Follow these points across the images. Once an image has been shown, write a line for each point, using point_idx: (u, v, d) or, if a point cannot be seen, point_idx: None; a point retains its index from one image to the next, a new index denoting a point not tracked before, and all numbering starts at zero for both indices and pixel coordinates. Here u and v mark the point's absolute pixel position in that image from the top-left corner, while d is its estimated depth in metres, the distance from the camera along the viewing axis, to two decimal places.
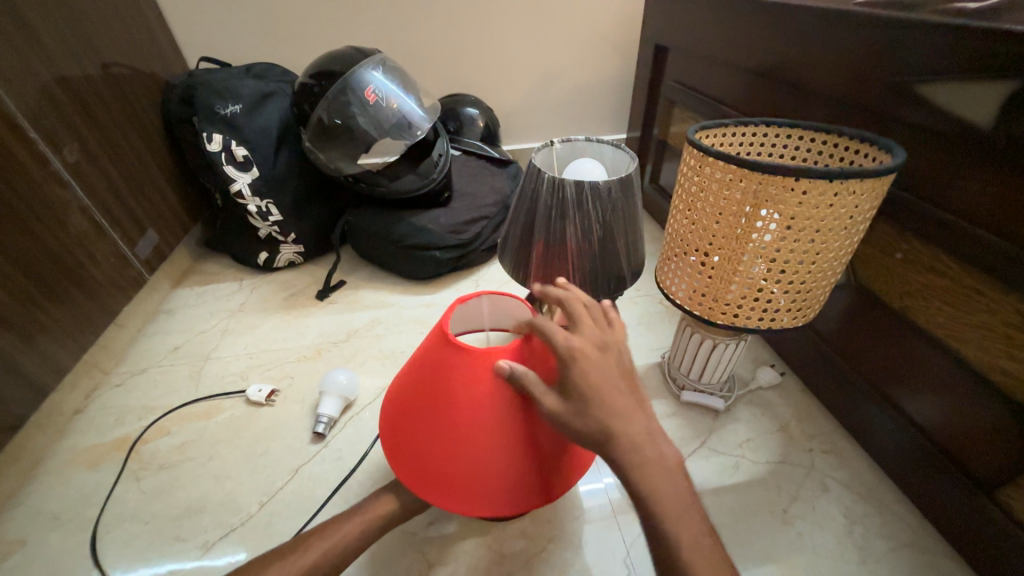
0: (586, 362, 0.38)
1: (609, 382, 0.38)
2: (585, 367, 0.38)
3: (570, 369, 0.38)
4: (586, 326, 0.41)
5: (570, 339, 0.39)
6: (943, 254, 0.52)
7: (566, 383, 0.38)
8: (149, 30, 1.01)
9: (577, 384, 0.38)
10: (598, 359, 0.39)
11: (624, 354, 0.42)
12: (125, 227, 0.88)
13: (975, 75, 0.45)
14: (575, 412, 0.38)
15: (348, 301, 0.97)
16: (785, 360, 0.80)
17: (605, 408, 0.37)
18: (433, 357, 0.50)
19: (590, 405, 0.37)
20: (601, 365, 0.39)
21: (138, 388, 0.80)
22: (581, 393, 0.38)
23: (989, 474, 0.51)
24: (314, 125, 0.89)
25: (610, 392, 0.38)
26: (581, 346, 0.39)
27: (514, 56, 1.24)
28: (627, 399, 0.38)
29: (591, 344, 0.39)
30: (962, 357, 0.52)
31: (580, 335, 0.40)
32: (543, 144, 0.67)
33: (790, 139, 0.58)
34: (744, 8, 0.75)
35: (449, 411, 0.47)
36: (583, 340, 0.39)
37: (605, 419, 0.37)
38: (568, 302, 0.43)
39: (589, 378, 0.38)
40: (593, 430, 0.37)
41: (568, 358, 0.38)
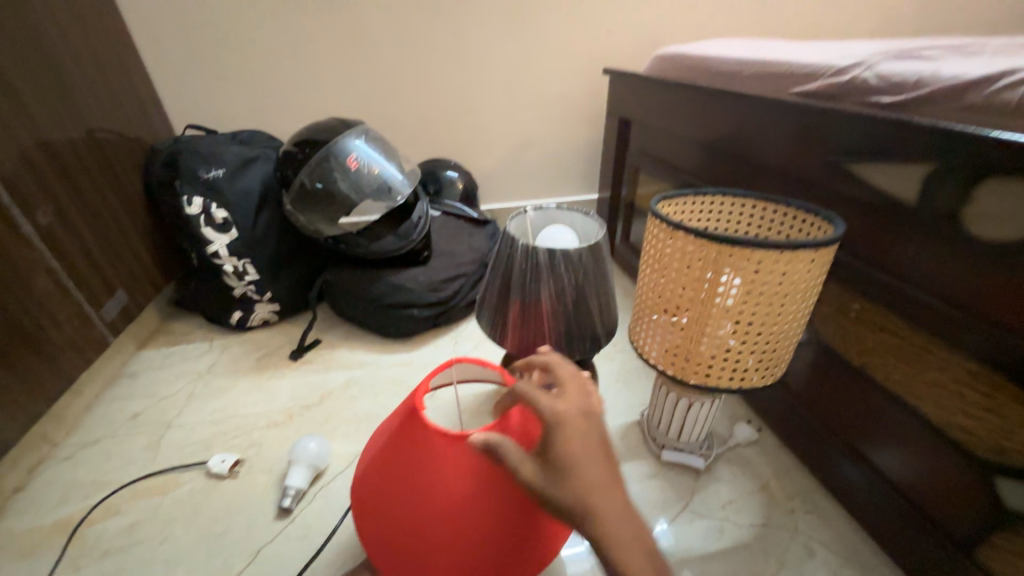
0: (570, 429, 0.38)
1: (593, 451, 0.38)
2: (569, 434, 0.38)
3: (555, 435, 0.37)
4: (571, 392, 0.40)
5: (556, 404, 0.38)
6: (890, 314, 0.56)
7: (547, 449, 0.37)
8: (139, 100, 1.05)
9: (560, 451, 0.37)
10: (582, 428, 0.38)
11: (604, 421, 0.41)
12: (93, 289, 0.86)
13: (897, 158, 0.51)
14: (555, 481, 0.37)
15: (323, 361, 0.95)
16: (761, 416, 0.81)
17: (587, 477, 0.37)
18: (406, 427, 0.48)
19: (569, 474, 0.37)
20: (584, 434, 0.38)
21: (88, 461, 0.75)
22: (564, 461, 0.37)
23: (964, 532, 0.51)
24: (296, 189, 0.92)
25: (592, 461, 0.37)
26: (566, 411, 0.38)
27: (491, 124, 1.33)
28: (608, 470, 0.38)
29: (576, 411, 0.39)
30: (922, 412, 0.54)
31: (564, 398, 0.40)
32: (516, 212, 0.70)
33: (743, 208, 0.63)
34: (694, 91, 0.84)
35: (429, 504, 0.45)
36: (567, 405, 0.39)
37: (581, 488, 0.36)
38: (558, 369, 0.43)
39: (572, 446, 0.37)
40: (574, 501, 0.36)
41: (552, 424, 0.38)
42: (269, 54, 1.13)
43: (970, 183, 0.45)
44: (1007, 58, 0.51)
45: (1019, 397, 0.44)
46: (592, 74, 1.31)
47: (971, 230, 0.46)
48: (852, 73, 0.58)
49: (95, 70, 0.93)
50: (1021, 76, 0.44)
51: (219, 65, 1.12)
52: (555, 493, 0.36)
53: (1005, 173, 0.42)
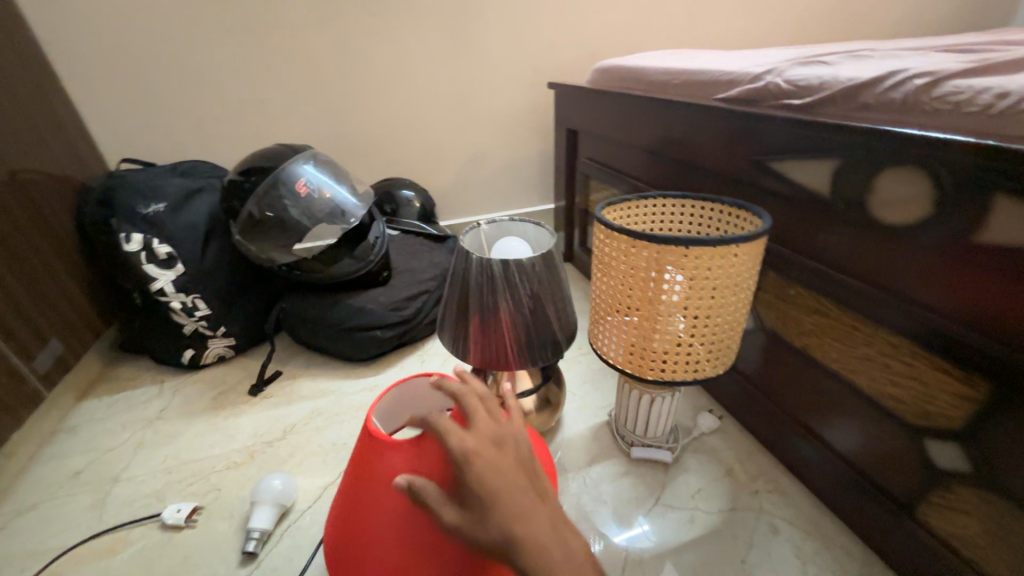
0: (479, 464, 0.37)
1: (508, 480, 0.38)
2: (480, 469, 0.37)
3: (465, 473, 0.37)
4: (481, 421, 0.40)
5: (462, 441, 0.38)
6: (822, 298, 0.60)
7: (464, 488, 0.37)
8: (67, 137, 1.00)
9: (473, 487, 0.37)
10: (494, 457, 0.38)
11: (523, 442, 0.42)
12: (23, 340, 0.80)
13: (810, 155, 0.56)
14: (474, 519, 0.37)
15: (285, 393, 0.92)
16: (722, 405, 0.85)
17: (507, 509, 0.37)
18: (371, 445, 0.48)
19: (488, 510, 0.37)
20: (497, 465, 0.38)
21: (25, 529, 0.68)
22: (478, 497, 0.37)
23: (905, 493, 0.55)
24: (244, 220, 0.90)
25: (509, 492, 0.37)
26: (474, 445, 0.38)
27: (443, 141, 1.35)
28: (528, 496, 0.38)
29: (486, 441, 0.39)
30: (859, 387, 0.58)
31: (474, 431, 0.39)
32: (470, 227, 0.71)
33: (683, 208, 0.67)
34: (631, 101, 0.89)
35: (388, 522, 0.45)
36: (477, 439, 0.39)
37: (503, 522, 0.36)
38: (465, 399, 0.42)
39: (484, 481, 0.37)
40: (495, 536, 0.36)
41: (462, 463, 0.38)
42: (207, 82, 1.11)
43: (873, 172, 0.50)
44: (893, 60, 0.57)
45: (939, 365, 0.48)
46: (538, 88, 1.36)
47: (877, 214, 0.50)
48: (766, 79, 0.64)
49: (12, 107, 0.87)
50: (904, 75, 0.49)
51: (153, 96, 1.08)
52: (481, 533, 0.37)
53: (901, 162, 0.47)
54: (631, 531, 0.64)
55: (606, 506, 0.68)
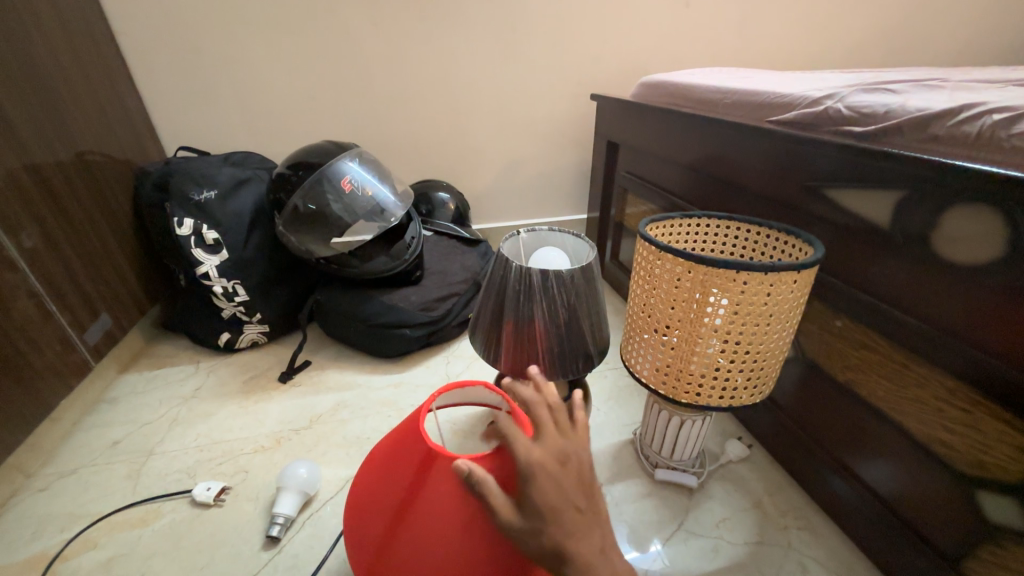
0: (543, 479, 0.36)
1: (568, 497, 0.37)
2: (544, 486, 0.36)
3: (528, 486, 0.36)
4: (547, 434, 0.39)
5: (530, 453, 0.37)
6: (870, 334, 0.58)
7: (524, 497, 0.36)
8: (131, 123, 1.06)
9: (535, 500, 0.36)
10: (560, 475, 0.37)
11: (585, 461, 0.40)
12: (77, 312, 0.84)
13: (869, 186, 0.54)
14: (533, 530, 0.36)
15: (312, 383, 0.94)
16: (752, 433, 0.82)
17: (562, 526, 0.36)
18: (409, 429, 0.50)
19: (545, 525, 0.36)
20: (560, 483, 0.37)
21: (66, 493, 0.72)
22: (539, 510, 0.36)
23: (950, 545, 0.52)
24: (289, 212, 0.93)
25: (567, 512, 0.36)
26: (541, 459, 0.37)
27: (480, 146, 1.36)
28: (585, 517, 0.37)
29: (553, 458, 0.37)
30: (905, 428, 0.55)
31: (542, 444, 0.38)
32: (509, 234, 0.72)
33: (728, 229, 0.65)
34: (677, 118, 0.88)
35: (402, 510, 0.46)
36: (545, 453, 0.38)
37: (558, 537, 0.36)
38: (534, 408, 0.41)
39: (545, 497, 0.36)
40: (549, 548, 0.36)
41: (528, 475, 0.36)
42: (261, 77, 1.15)
43: (939, 208, 0.48)
44: (965, 92, 0.55)
45: (997, 413, 0.46)
46: (579, 99, 1.36)
47: (941, 250, 0.48)
48: (825, 104, 0.62)
49: (85, 91, 0.93)
50: (980, 109, 0.47)
51: (211, 88, 1.14)
52: (536, 542, 0.36)
53: (971, 198, 0.45)
54: (648, 552, 0.63)
55: (624, 526, 0.66)
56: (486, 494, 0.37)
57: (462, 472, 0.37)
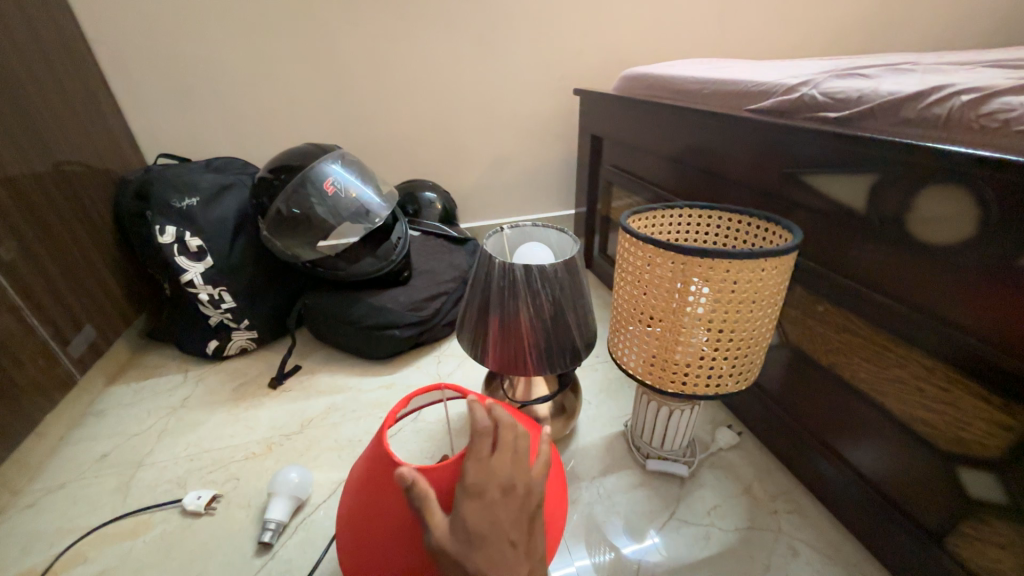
0: (480, 503, 0.39)
1: (500, 527, 0.39)
2: (481, 510, 0.39)
3: (467, 508, 0.39)
4: (499, 460, 0.42)
5: (475, 474, 0.40)
6: (851, 317, 0.59)
7: (459, 519, 0.39)
8: (109, 131, 1.04)
9: (468, 524, 0.38)
10: (498, 502, 0.40)
11: (531, 494, 0.43)
12: (60, 325, 0.83)
13: (844, 171, 0.55)
14: (460, 554, 0.38)
15: (303, 388, 0.93)
16: (741, 420, 0.83)
17: (491, 555, 0.38)
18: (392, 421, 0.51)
19: (473, 551, 0.38)
20: (496, 510, 0.40)
21: (53, 508, 0.71)
22: (470, 533, 0.38)
23: (934, 522, 0.53)
24: (272, 216, 0.92)
25: (498, 542, 0.38)
26: (485, 484, 0.40)
27: (465, 145, 1.36)
28: (512, 552, 0.39)
29: (497, 484, 0.40)
30: (888, 409, 0.56)
31: (494, 468, 0.41)
32: (493, 231, 0.72)
33: (710, 218, 0.66)
34: (658, 109, 0.88)
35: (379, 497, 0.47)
36: (491, 478, 0.40)
37: (481, 567, 0.37)
38: (501, 430, 0.43)
39: (474, 524, 0.38)
40: None
41: (468, 497, 0.39)
42: (241, 82, 1.14)
43: (912, 189, 0.48)
44: (936, 75, 0.56)
45: (973, 390, 0.46)
46: (563, 94, 1.37)
47: (915, 232, 0.49)
48: (801, 91, 0.62)
49: (61, 102, 0.91)
50: (949, 90, 0.48)
51: (191, 94, 1.12)
52: (458, 567, 0.38)
53: (942, 179, 0.46)
54: (643, 544, 0.63)
55: (618, 517, 0.67)
56: (424, 504, 0.39)
57: (405, 481, 0.39)
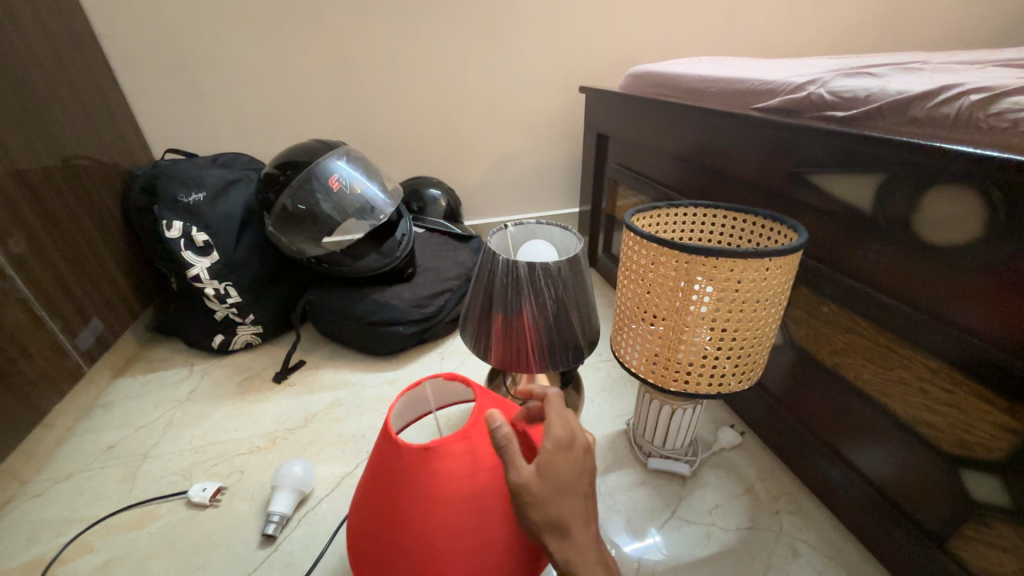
0: (568, 455, 0.41)
1: (581, 479, 0.42)
2: (568, 461, 0.41)
3: (555, 458, 0.41)
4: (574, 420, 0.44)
5: (562, 430, 0.42)
6: (856, 317, 0.58)
7: (547, 469, 0.40)
8: (117, 126, 1.05)
9: (556, 472, 0.40)
10: (578, 457, 0.42)
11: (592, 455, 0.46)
12: (68, 318, 0.84)
13: (851, 171, 0.55)
14: (550, 501, 0.40)
15: (306, 383, 0.94)
16: (744, 420, 0.83)
17: (569, 499, 0.41)
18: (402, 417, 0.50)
19: (560, 498, 0.40)
20: (577, 464, 0.42)
21: (62, 498, 0.72)
22: (559, 480, 0.40)
23: (937, 525, 0.52)
24: (278, 212, 0.92)
25: (578, 493, 0.41)
26: (569, 440, 0.42)
27: (471, 142, 1.36)
28: (583, 502, 0.42)
29: (577, 441, 0.42)
30: (892, 411, 0.55)
31: (570, 425, 0.43)
32: (497, 229, 0.72)
33: (715, 217, 0.66)
34: (664, 108, 0.88)
35: (386, 492, 0.47)
36: (571, 435, 0.42)
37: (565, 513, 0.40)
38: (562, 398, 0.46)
39: (560, 473, 0.41)
40: (553, 521, 0.40)
41: (554, 450, 0.41)
42: (246, 77, 1.14)
43: (919, 189, 0.48)
44: (946, 74, 0.55)
45: (978, 392, 0.46)
46: (569, 92, 1.36)
47: (922, 232, 0.48)
48: (808, 90, 0.62)
49: (71, 98, 0.92)
50: (957, 91, 0.47)
51: (199, 91, 1.13)
52: (545, 511, 0.40)
53: (950, 179, 0.45)
54: (644, 542, 0.63)
55: (620, 515, 0.67)
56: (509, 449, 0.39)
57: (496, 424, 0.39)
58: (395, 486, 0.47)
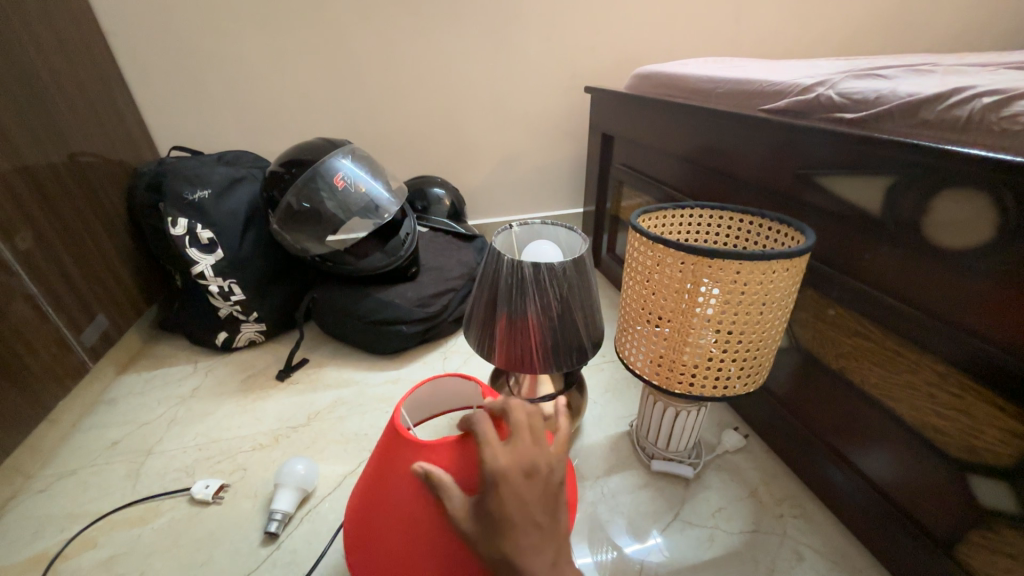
0: (508, 488, 0.39)
1: (527, 510, 0.39)
2: (508, 494, 0.38)
3: (490, 493, 0.38)
4: (518, 445, 0.41)
5: (498, 462, 0.39)
6: (864, 321, 0.58)
7: (482, 505, 0.39)
8: (123, 123, 1.05)
9: (493, 508, 0.38)
10: (522, 486, 0.39)
11: (551, 474, 0.42)
12: (73, 314, 0.84)
13: (859, 173, 0.54)
14: (489, 537, 0.38)
15: (310, 381, 0.94)
16: (748, 423, 0.82)
17: (516, 536, 0.38)
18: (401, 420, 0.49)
19: (501, 534, 0.38)
20: (521, 493, 0.39)
21: (66, 493, 0.72)
22: (497, 517, 0.38)
23: (943, 530, 0.52)
24: (283, 210, 0.92)
25: (526, 524, 0.39)
26: (506, 471, 0.39)
27: (475, 141, 1.36)
28: (540, 532, 0.39)
29: (519, 468, 0.39)
30: (899, 415, 0.55)
31: (510, 452, 0.40)
32: (502, 228, 0.72)
33: (721, 219, 0.65)
34: (670, 108, 0.88)
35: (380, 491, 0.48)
36: (510, 464, 0.39)
37: (512, 549, 0.38)
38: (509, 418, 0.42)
39: (500, 510, 0.38)
40: (500, 557, 0.38)
41: (490, 485, 0.39)
42: (252, 75, 1.15)
43: (930, 192, 0.48)
44: (958, 76, 0.55)
45: (986, 397, 0.46)
46: (574, 92, 1.36)
47: (932, 235, 0.48)
48: (817, 91, 0.62)
49: (78, 95, 0.93)
50: (970, 92, 0.47)
51: (205, 88, 1.13)
52: (487, 548, 0.38)
53: (962, 182, 0.45)
54: (646, 544, 0.63)
55: (622, 517, 0.67)
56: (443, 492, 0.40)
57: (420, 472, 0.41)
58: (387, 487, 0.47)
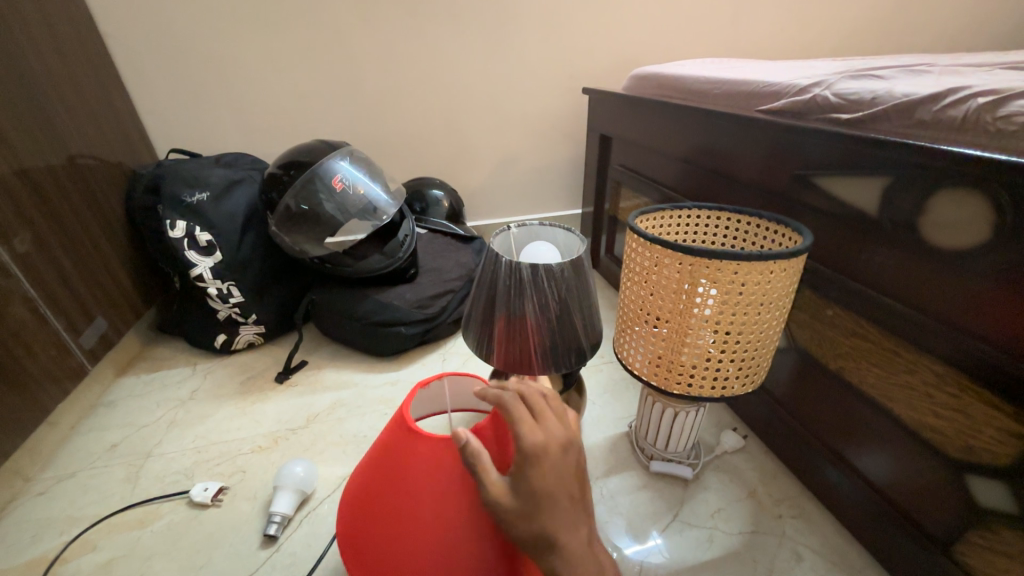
0: (547, 462, 0.39)
1: (563, 484, 0.39)
2: (545, 468, 0.39)
3: (530, 468, 0.38)
4: (551, 423, 0.41)
5: (536, 437, 0.39)
6: (862, 321, 0.58)
7: (520, 479, 0.39)
8: (122, 126, 1.06)
9: (532, 483, 0.38)
10: (557, 461, 0.40)
11: (578, 450, 0.43)
12: (72, 317, 0.84)
13: (857, 173, 0.54)
14: (528, 513, 0.38)
15: (309, 383, 0.94)
16: (746, 423, 0.82)
17: (551, 510, 0.39)
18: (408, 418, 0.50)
19: (539, 509, 0.38)
20: (557, 467, 0.39)
21: (64, 496, 0.72)
22: (536, 491, 0.38)
23: (942, 530, 0.52)
24: (281, 212, 0.93)
25: (562, 498, 0.39)
26: (544, 445, 0.39)
27: (474, 143, 1.36)
28: (574, 505, 0.40)
29: (555, 443, 0.40)
30: (897, 416, 0.55)
31: (545, 429, 0.40)
32: (500, 230, 0.72)
33: (719, 220, 0.65)
34: (668, 109, 0.88)
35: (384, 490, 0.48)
36: (546, 439, 0.39)
37: (549, 522, 0.38)
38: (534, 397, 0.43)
39: (538, 484, 0.38)
40: (537, 532, 0.38)
41: (529, 460, 0.38)
42: (251, 78, 1.15)
43: (926, 192, 0.48)
44: (953, 77, 0.55)
45: (984, 397, 0.46)
46: (572, 93, 1.36)
47: (929, 235, 0.48)
48: (813, 92, 0.62)
49: (77, 98, 0.93)
50: (965, 93, 0.47)
51: (203, 91, 1.14)
52: (525, 524, 0.38)
53: (958, 182, 0.45)
54: (646, 545, 0.63)
55: (621, 518, 0.67)
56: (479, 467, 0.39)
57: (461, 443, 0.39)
58: (394, 485, 0.47)
